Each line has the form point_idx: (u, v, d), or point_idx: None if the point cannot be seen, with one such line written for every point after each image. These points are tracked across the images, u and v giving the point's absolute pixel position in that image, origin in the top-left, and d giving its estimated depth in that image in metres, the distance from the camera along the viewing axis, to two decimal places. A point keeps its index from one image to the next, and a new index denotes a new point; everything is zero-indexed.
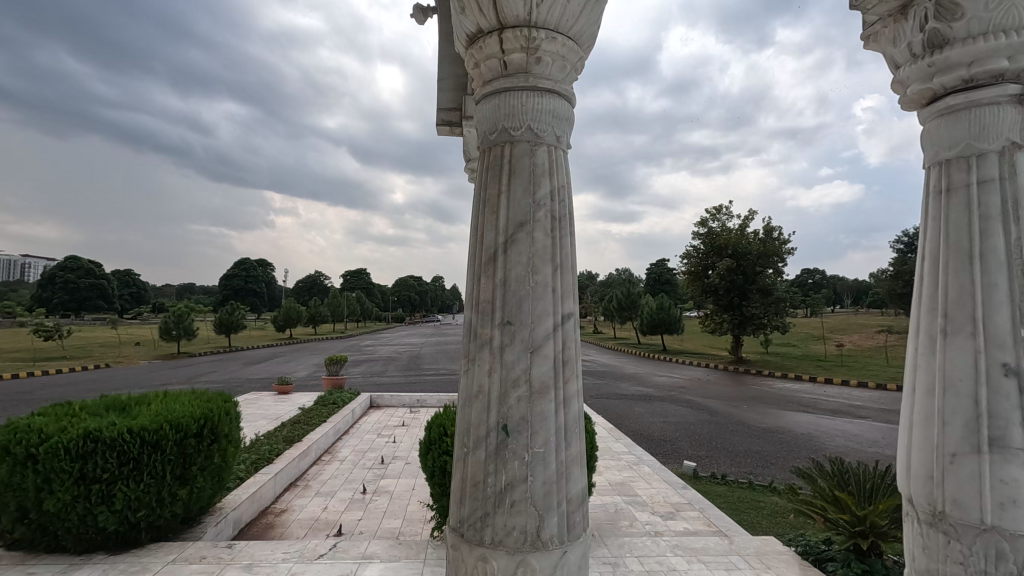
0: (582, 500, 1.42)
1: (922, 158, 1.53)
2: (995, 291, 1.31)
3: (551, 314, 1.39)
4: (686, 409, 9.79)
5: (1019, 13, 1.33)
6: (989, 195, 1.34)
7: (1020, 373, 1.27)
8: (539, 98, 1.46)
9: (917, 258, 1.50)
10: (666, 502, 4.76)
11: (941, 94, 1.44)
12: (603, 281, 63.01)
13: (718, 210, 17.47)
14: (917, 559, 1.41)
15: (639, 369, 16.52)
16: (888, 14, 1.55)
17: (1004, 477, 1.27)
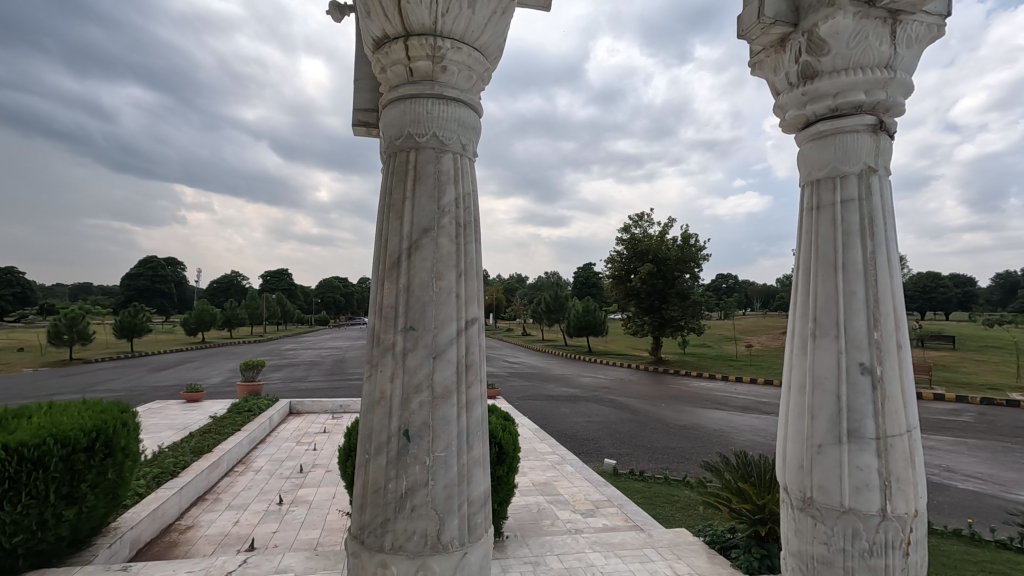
0: (484, 501, 1.44)
1: (798, 178, 1.68)
2: (855, 299, 1.46)
3: (455, 320, 1.40)
4: (609, 409, 10.14)
5: (874, 53, 1.51)
6: (850, 213, 1.49)
7: (873, 372, 1.43)
8: (445, 106, 1.47)
9: (792, 269, 1.64)
10: (587, 499, 4.90)
11: (813, 120, 1.60)
12: (532, 284, 63.96)
13: (640, 216, 18.26)
14: (789, 543, 1.56)
15: (565, 370, 16.88)
16: (770, 45, 1.69)
17: (859, 464, 1.42)
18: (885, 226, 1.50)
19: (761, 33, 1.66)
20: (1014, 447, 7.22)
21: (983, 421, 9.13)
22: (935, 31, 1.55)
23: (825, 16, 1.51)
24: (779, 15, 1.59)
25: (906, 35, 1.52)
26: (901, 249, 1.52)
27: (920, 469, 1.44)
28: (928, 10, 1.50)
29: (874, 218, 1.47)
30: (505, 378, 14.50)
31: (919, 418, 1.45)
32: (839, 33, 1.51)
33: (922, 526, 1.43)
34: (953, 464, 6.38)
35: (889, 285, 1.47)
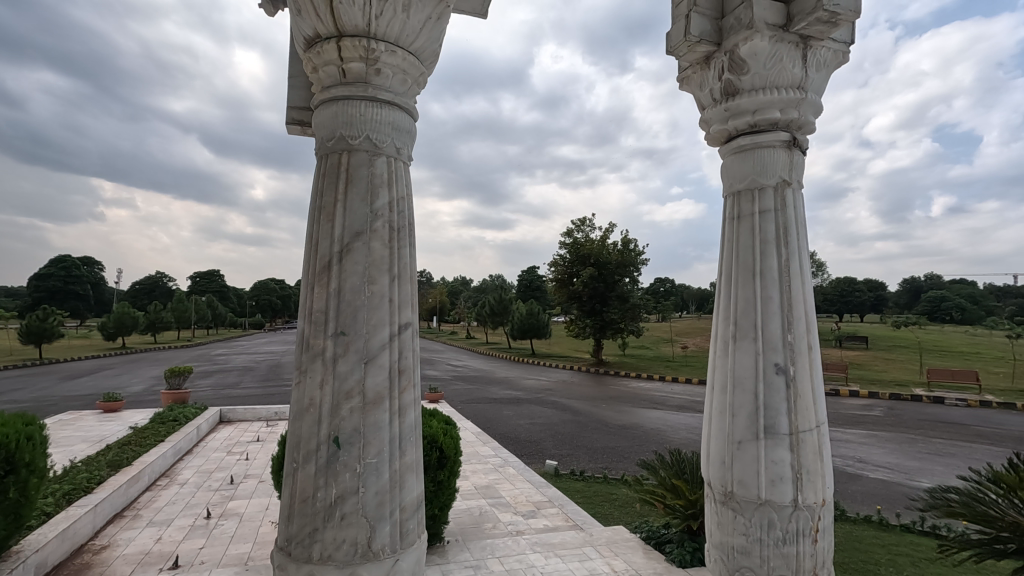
0: (417, 507, 1.43)
1: (722, 190, 1.77)
2: (771, 303, 1.56)
3: (388, 324, 1.39)
4: (552, 410, 10.27)
5: (789, 73, 1.61)
6: (767, 222, 1.59)
7: (787, 371, 1.53)
8: (379, 108, 1.46)
9: (716, 274, 1.73)
10: (528, 501, 4.95)
11: (735, 134, 1.70)
12: (477, 287, 63.86)
13: (582, 221, 18.63)
14: (713, 535, 1.64)
15: (509, 373, 16.96)
16: (696, 62, 1.78)
17: (774, 459, 1.51)
18: (797, 235, 1.60)
19: (688, 50, 1.74)
20: (917, 438, 7.87)
21: (891, 415, 9.91)
22: (842, 57, 1.68)
23: (744, 38, 1.60)
24: (703, 34, 1.68)
25: (815, 60, 1.64)
26: (812, 257, 1.64)
27: (828, 461, 1.55)
28: (834, 37, 1.62)
29: (788, 228, 1.58)
30: (449, 382, 14.38)
31: (828, 414, 1.56)
32: (756, 55, 1.61)
33: (829, 515, 1.54)
34: (866, 455, 6.89)
35: (801, 291, 1.57)
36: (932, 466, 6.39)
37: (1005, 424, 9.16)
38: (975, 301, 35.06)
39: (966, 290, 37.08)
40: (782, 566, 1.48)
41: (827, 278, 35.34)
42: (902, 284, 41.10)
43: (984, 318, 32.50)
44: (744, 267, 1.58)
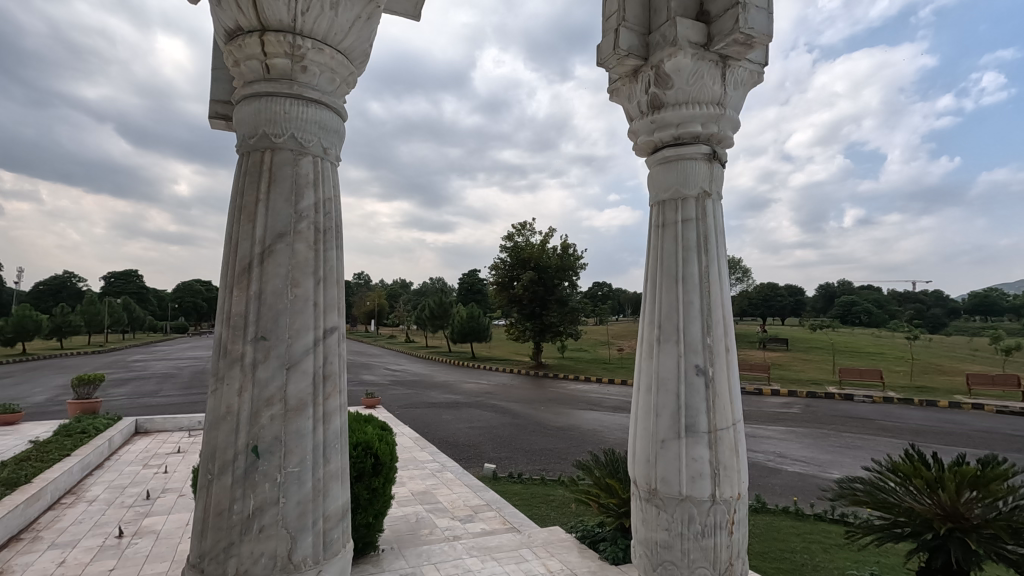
0: (342, 516, 1.39)
1: (649, 199, 1.84)
2: (692, 307, 1.63)
3: (312, 329, 1.35)
4: (491, 413, 10.29)
5: (709, 90, 1.71)
6: (689, 231, 1.67)
7: (706, 373, 1.61)
8: (305, 106, 1.41)
9: (642, 280, 1.80)
10: (466, 505, 4.93)
11: (661, 146, 1.77)
12: (416, 290, 62.97)
13: (523, 225, 18.81)
14: (638, 531, 1.70)
15: (449, 377, 16.84)
16: (625, 75, 1.85)
17: (694, 456, 1.58)
18: (716, 243, 1.70)
19: (617, 63, 1.80)
20: (829, 433, 8.48)
21: (808, 412, 10.61)
22: (757, 77, 1.79)
23: (668, 54, 1.68)
24: (631, 49, 1.75)
25: (733, 78, 1.74)
26: (729, 264, 1.73)
27: (743, 457, 1.64)
28: (751, 57, 1.73)
29: (707, 237, 1.66)
30: (386, 387, 14.08)
31: (743, 412, 1.66)
32: (680, 71, 1.69)
33: (744, 508, 1.63)
34: (785, 450, 7.34)
35: (719, 296, 1.66)
36: (842, 458, 6.89)
37: (904, 418, 10.03)
38: (880, 306, 38.24)
39: (872, 296, 40.36)
40: (700, 559, 1.55)
41: (752, 283, 37.45)
42: (818, 290, 44.18)
43: (888, 321, 35.51)
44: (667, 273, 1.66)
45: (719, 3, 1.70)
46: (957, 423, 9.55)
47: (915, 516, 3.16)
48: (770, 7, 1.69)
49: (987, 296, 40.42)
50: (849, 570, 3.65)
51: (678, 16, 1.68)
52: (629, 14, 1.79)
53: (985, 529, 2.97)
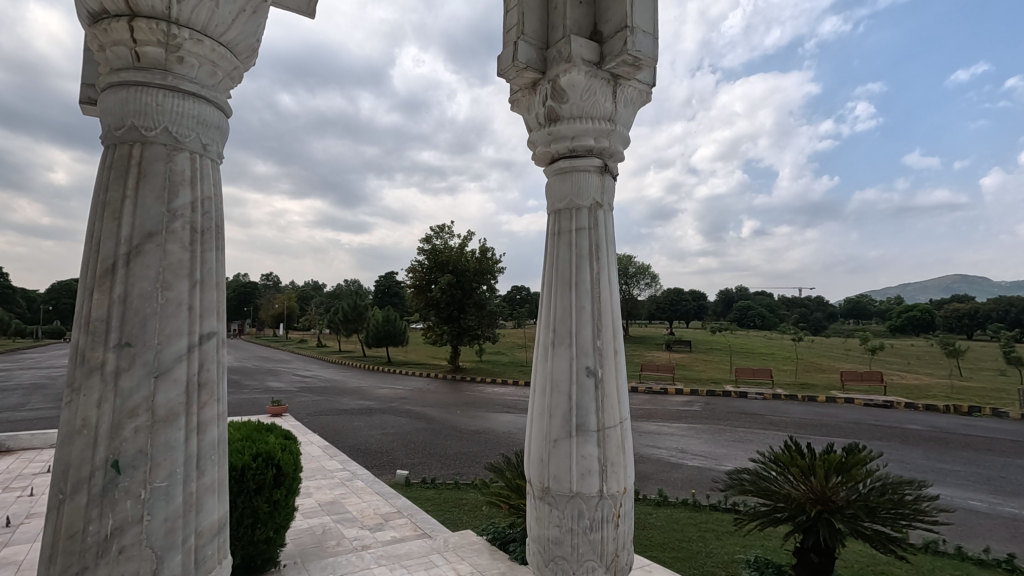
0: (217, 530, 1.32)
1: (546, 208, 1.90)
2: (584, 311, 1.71)
3: (186, 334, 1.27)
4: (405, 419, 10.10)
5: (602, 106, 1.80)
6: (583, 238, 1.75)
7: (595, 373, 1.69)
8: (180, 100, 1.33)
9: (540, 285, 1.85)
10: (376, 513, 4.80)
11: (558, 156, 1.84)
12: (329, 293, 60.54)
13: (441, 228, 18.69)
14: (533, 529, 1.75)
15: (362, 382, 16.31)
16: (524, 87, 1.91)
17: (583, 454, 1.65)
18: (607, 252, 1.79)
19: (517, 74, 1.86)
20: (724, 428, 9.14)
21: (706, 409, 11.38)
22: (645, 95, 1.91)
23: (563, 69, 1.74)
24: (529, 62, 1.81)
25: (623, 97, 1.85)
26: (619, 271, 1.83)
27: (629, 454, 1.74)
28: (640, 78, 1.84)
29: (599, 245, 1.75)
30: (294, 394, 13.39)
31: (630, 411, 1.76)
32: (574, 86, 1.76)
33: (630, 501, 1.73)
34: (685, 445, 7.81)
35: (609, 301, 1.75)
36: (735, 451, 7.45)
37: (789, 413, 11.03)
38: (771, 310, 41.84)
39: (764, 301, 44.08)
40: (589, 552, 1.63)
41: (660, 288, 39.66)
42: (718, 296, 47.49)
43: (777, 324, 38.88)
44: (563, 279, 1.72)
45: (610, 24, 1.80)
46: (833, 416, 10.59)
47: (791, 502, 3.49)
48: (656, 32, 1.81)
49: (858, 302, 45.54)
50: (737, 554, 3.96)
51: (572, 34, 1.75)
52: (527, 28, 1.85)
53: (847, 509, 3.32)
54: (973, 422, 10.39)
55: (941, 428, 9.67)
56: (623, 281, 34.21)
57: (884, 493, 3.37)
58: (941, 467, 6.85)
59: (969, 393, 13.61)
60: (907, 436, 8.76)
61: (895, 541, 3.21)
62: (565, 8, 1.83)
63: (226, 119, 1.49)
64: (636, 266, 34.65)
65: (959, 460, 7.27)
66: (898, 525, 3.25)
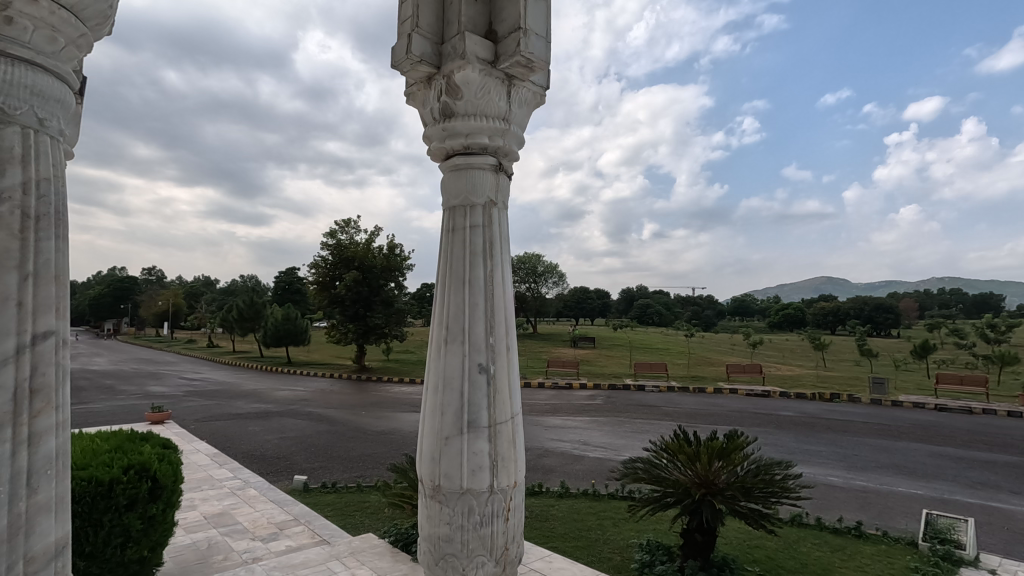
0: (53, 554, 1.17)
1: (442, 204, 1.88)
2: (477, 308, 1.72)
3: (13, 334, 1.12)
4: (305, 421, 9.63)
5: (497, 106, 1.82)
6: (477, 236, 1.75)
7: (488, 370, 1.70)
8: (10, 65, 1.16)
9: (435, 283, 1.83)
10: (269, 523, 4.54)
11: (452, 153, 1.84)
12: (222, 289, 56.28)
13: (347, 223, 18.02)
14: (423, 528, 1.74)
15: (259, 384, 15.33)
16: (419, 81, 1.88)
17: (475, 450, 1.66)
18: (500, 249, 1.81)
19: (411, 67, 1.83)
20: (623, 420, 9.63)
21: (608, 403, 11.89)
22: (539, 98, 1.95)
23: (458, 65, 1.74)
24: (424, 55, 1.78)
25: (518, 97, 1.87)
26: (512, 269, 1.86)
27: (520, 447, 1.77)
28: (534, 79, 1.88)
29: (493, 242, 1.76)
30: (180, 398, 12.31)
31: (522, 406, 1.79)
32: (469, 83, 1.77)
33: (520, 495, 1.76)
34: (587, 437, 8.13)
35: (502, 299, 1.77)
36: (633, 442, 7.87)
37: (681, 404, 11.83)
38: (668, 308, 44.65)
39: (662, 299, 46.94)
40: (479, 547, 1.65)
41: (568, 288, 40.97)
42: (620, 295, 49.95)
43: (673, 321, 41.63)
44: (456, 276, 1.72)
45: (505, 24, 1.82)
46: (720, 406, 11.52)
47: (679, 487, 3.74)
48: (549, 36, 1.87)
49: (743, 301, 49.83)
50: (631, 539, 4.19)
51: (467, 31, 1.76)
52: (422, 21, 1.83)
53: (727, 490, 3.62)
54: (834, 407, 11.75)
55: (809, 413, 10.84)
56: (532, 279, 34.93)
57: (758, 475, 3.71)
58: (807, 448, 7.67)
59: (831, 382, 15.35)
60: (780, 422, 9.73)
61: (765, 516, 3.55)
62: (460, 4, 1.82)
63: (71, 91, 1.33)
64: (544, 265, 35.59)
65: (821, 441, 8.19)
66: (768, 502, 3.59)
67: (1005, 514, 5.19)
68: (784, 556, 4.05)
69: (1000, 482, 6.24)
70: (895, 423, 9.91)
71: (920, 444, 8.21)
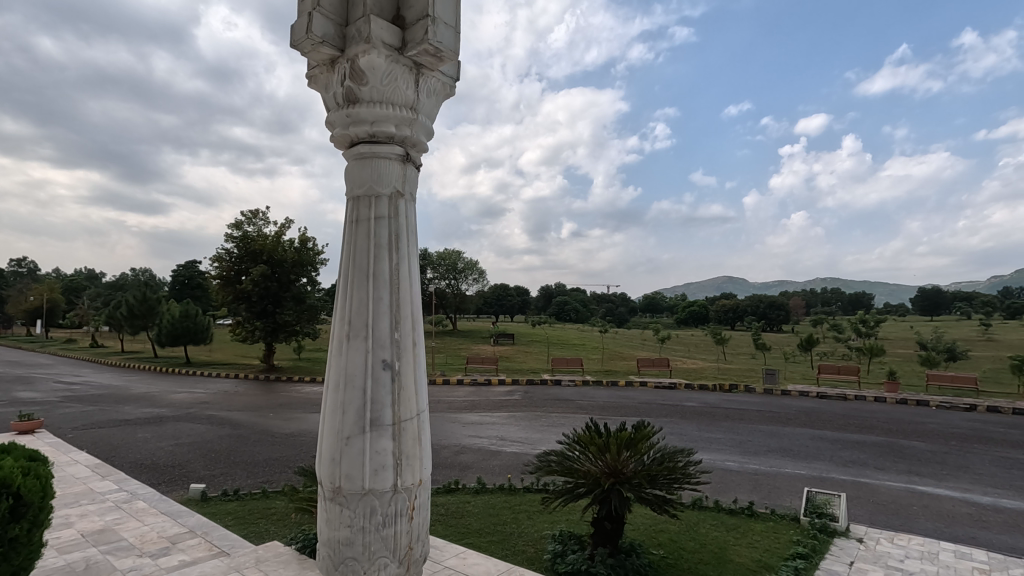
0: None
1: (346, 195, 1.81)
2: (381, 303, 1.67)
3: None
4: (205, 426, 8.96)
5: (405, 94, 1.77)
6: (382, 228, 1.71)
7: (392, 366, 1.66)
8: None
9: (337, 277, 1.76)
10: (160, 537, 4.17)
11: (357, 141, 1.78)
12: (109, 283, 51.14)
13: (254, 214, 16.98)
14: (323, 532, 1.68)
15: (151, 387, 14.06)
16: (322, 63, 1.80)
17: (377, 449, 1.62)
18: (407, 242, 1.77)
19: (312, 49, 1.74)
20: (540, 414, 9.83)
21: (525, 398, 12.07)
22: (448, 89, 1.93)
23: (361, 50, 1.68)
24: (326, 37, 1.71)
25: (426, 86, 1.83)
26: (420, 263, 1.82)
27: (426, 445, 1.74)
28: (443, 70, 1.86)
29: (398, 235, 1.72)
30: (55, 404, 11.03)
31: (428, 402, 1.76)
32: (374, 69, 1.71)
33: (425, 493, 1.74)
34: (504, 432, 8.21)
35: (408, 293, 1.74)
36: (548, 435, 8.04)
37: (595, 397, 12.24)
38: (584, 305, 46.11)
39: (579, 297, 48.44)
40: (381, 548, 1.61)
41: (488, 285, 41.13)
42: (539, 292, 50.99)
43: (589, 318, 43.06)
44: (359, 270, 1.66)
45: (413, 11, 1.78)
46: (631, 399, 12.04)
47: (589, 478, 3.86)
48: (458, 27, 1.85)
49: (653, 299, 52.47)
50: (545, 531, 4.28)
51: (372, 14, 1.70)
52: (324, 1, 1.75)
53: (634, 478, 3.79)
54: (732, 397, 12.66)
55: (710, 404, 11.62)
56: (452, 276, 34.74)
57: (662, 463, 3.91)
58: (707, 436, 8.22)
59: (730, 374, 16.55)
60: (684, 412, 10.35)
61: (668, 502, 3.75)
62: None
63: None
64: (464, 262, 35.50)
65: (721, 429, 8.79)
66: (671, 488, 3.79)
67: (870, 488, 5.86)
68: (685, 538, 4.31)
69: (868, 460, 7.02)
70: (784, 410, 10.85)
71: (804, 428, 9.05)
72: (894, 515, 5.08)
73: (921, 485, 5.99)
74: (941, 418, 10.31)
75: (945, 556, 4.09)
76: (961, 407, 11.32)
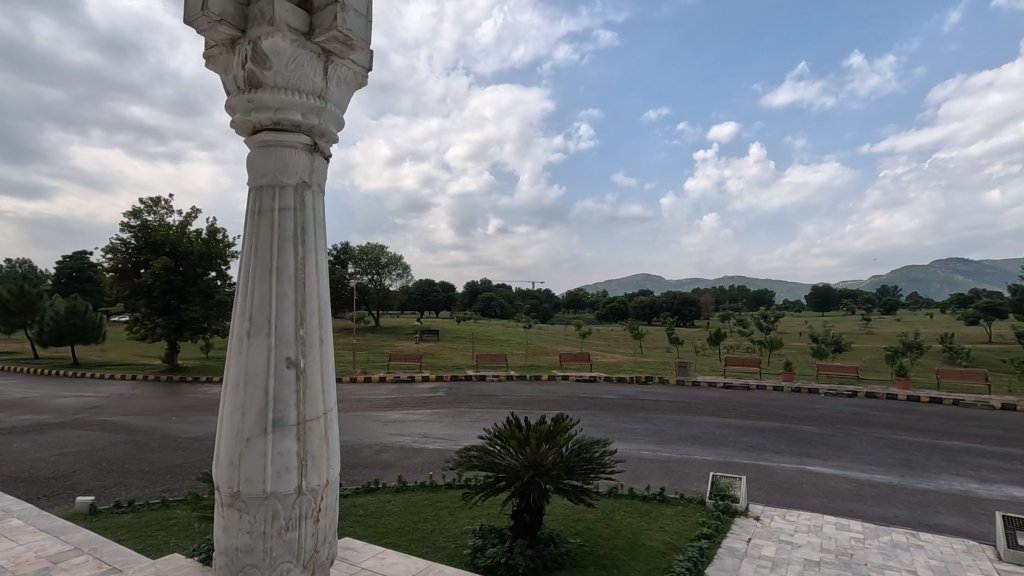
0: None
1: (247, 185, 1.71)
2: (284, 298, 1.60)
3: None
4: (95, 433, 8.17)
5: (313, 82, 1.71)
6: (286, 220, 1.64)
7: (296, 364, 1.60)
8: None
9: (237, 271, 1.67)
10: (39, 557, 3.77)
11: (260, 128, 1.69)
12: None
13: (155, 201, 15.64)
14: (219, 540, 1.59)
15: (31, 392, 12.62)
16: (221, 43, 1.70)
17: (280, 450, 1.56)
18: (314, 235, 1.71)
19: (209, 27, 1.63)
20: (464, 410, 9.82)
21: (449, 394, 12.00)
22: (360, 78, 1.88)
23: (265, 33, 1.60)
24: (224, 15, 1.61)
25: (336, 75, 1.78)
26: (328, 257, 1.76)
27: (334, 444, 1.69)
28: (354, 59, 1.80)
29: (305, 227, 1.66)
30: None
31: (336, 401, 1.71)
32: (278, 53, 1.63)
33: (333, 494, 1.69)
34: (427, 430, 8.13)
35: (316, 288, 1.68)
36: (471, 431, 8.05)
37: (519, 392, 12.39)
38: (509, 301, 46.56)
39: (504, 293, 48.87)
40: (284, 553, 1.55)
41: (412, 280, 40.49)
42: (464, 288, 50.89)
43: (514, 313, 43.56)
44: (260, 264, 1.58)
45: None
46: (554, 393, 12.30)
47: (509, 471, 3.91)
48: (369, 14, 1.80)
49: (576, 295, 53.87)
50: (466, 526, 4.30)
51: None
52: None
53: (552, 470, 3.88)
54: (648, 389, 13.27)
55: (628, 396, 12.11)
56: (374, 271, 33.82)
57: (579, 454, 4.04)
58: (624, 427, 8.58)
59: (646, 366, 17.33)
60: (603, 404, 10.72)
61: (585, 491, 3.87)
62: None
63: None
64: (388, 257, 34.70)
65: (637, 420, 9.20)
66: (587, 478, 3.92)
67: (767, 470, 6.37)
68: (601, 525, 4.48)
69: (766, 444, 7.62)
70: (694, 400, 11.53)
71: (711, 417, 9.66)
72: (786, 493, 5.56)
73: (810, 465, 6.60)
74: (828, 404, 11.39)
75: (828, 528, 4.52)
76: (846, 393, 12.54)
